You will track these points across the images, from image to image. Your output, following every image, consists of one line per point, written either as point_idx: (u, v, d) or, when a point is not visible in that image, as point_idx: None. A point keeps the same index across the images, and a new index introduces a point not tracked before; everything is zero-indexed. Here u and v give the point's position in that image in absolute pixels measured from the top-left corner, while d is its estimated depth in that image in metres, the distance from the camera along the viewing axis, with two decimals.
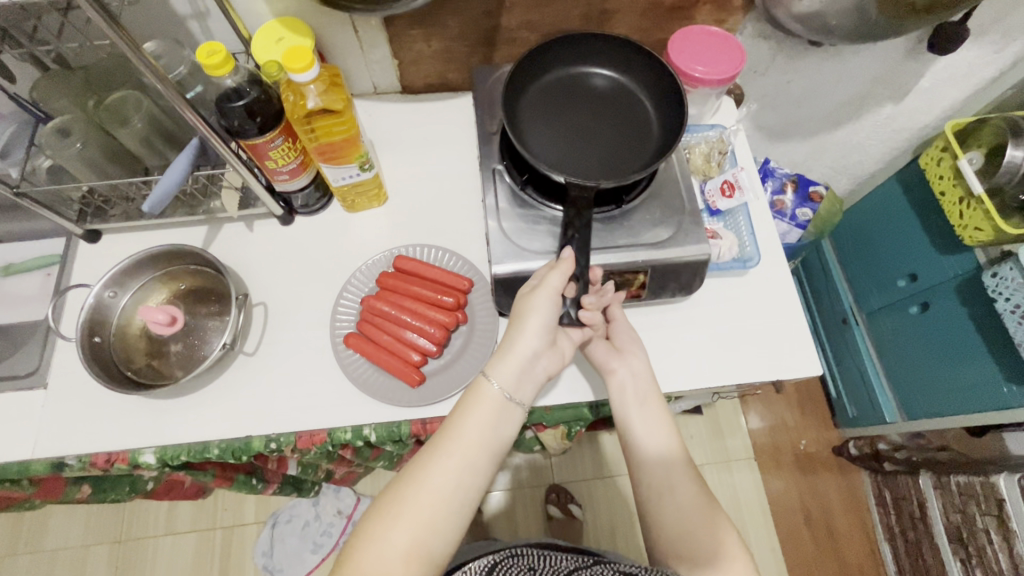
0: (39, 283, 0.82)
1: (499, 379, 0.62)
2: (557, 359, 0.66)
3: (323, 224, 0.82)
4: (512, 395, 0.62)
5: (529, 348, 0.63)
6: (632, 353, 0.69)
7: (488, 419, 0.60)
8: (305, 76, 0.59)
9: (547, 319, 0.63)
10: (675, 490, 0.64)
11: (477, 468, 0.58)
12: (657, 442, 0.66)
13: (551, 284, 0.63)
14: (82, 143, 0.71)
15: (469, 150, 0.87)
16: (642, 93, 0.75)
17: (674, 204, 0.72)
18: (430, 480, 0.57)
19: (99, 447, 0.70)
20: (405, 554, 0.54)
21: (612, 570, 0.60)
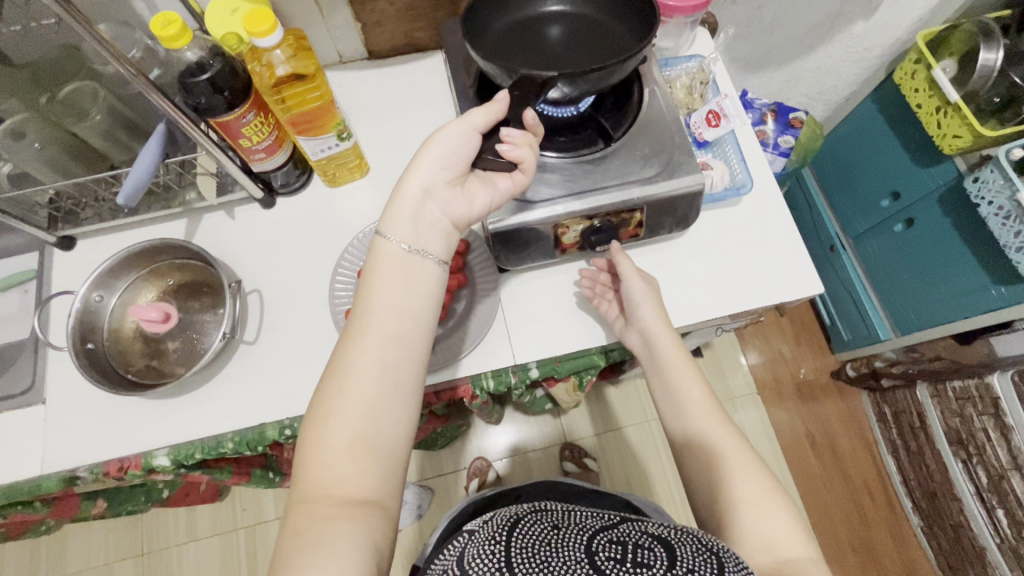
0: (18, 300, 0.79)
1: (394, 232, 0.56)
2: (465, 204, 0.59)
3: (306, 202, 0.79)
4: (413, 246, 0.55)
5: (418, 183, 0.57)
6: (647, 302, 0.69)
7: (397, 279, 0.54)
8: (269, 41, 0.56)
9: (452, 151, 0.58)
10: (707, 436, 0.64)
11: (403, 333, 0.52)
12: (688, 391, 0.66)
13: (472, 119, 0.58)
14: (41, 143, 0.67)
15: (447, 112, 0.84)
16: (610, 20, 0.69)
17: (663, 137, 0.70)
18: (358, 364, 0.50)
19: (109, 455, 0.68)
20: (350, 451, 0.47)
21: (640, 532, 0.58)
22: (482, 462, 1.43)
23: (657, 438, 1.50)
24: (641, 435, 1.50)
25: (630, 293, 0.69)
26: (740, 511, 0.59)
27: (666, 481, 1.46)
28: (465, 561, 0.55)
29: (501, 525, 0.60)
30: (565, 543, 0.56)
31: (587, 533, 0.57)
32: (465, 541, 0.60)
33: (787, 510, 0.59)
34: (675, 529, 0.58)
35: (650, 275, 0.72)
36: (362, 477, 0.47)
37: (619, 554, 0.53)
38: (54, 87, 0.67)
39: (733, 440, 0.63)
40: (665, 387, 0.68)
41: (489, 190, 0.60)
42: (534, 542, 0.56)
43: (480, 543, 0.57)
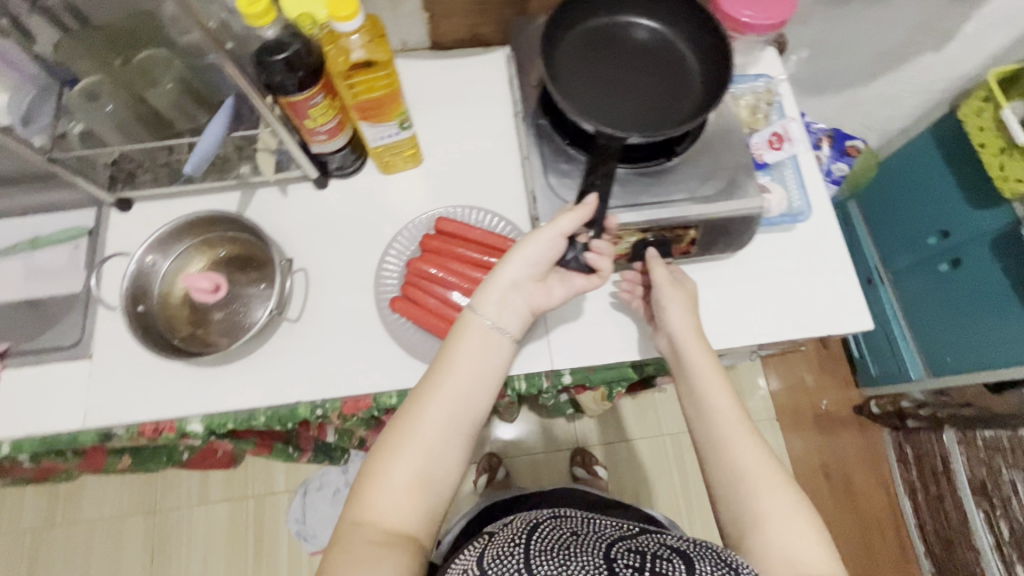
0: (68, 254, 0.90)
1: (483, 307, 0.57)
2: (543, 295, 0.60)
3: (358, 186, 0.79)
4: (496, 322, 0.56)
5: (509, 276, 0.58)
6: (679, 309, 0.67)
7: (477, 349, 0.55)
8: (350, 25, 0.56)
9: (542, 252, 0.58)
10: (733, 448, 0.61)
11: (474, 396, 0.54)
12: (716, 401, 0.63)
13: (562, 225, 0.58)
14: (113, 105, 0.69)
15: (504, 109, 0.84)
16: (683, 43, 0.68)
17: (726, 155, 0.70)
18: (429, 414, 0.52)
19: (145, 415, 0.70)
20: (407, 491, 0.50)
21: (659, 542, 0.56)
22: (492, 459, 1.42)
23: (668, 453, 1.49)
24: (653, 449, 1.49)
25: (663, 297, 0.68)
26: (764, 527, 0.57)
27: (675, 497, 1.45)
28: (484, 562, 0.54)
29: (521, 528, 0.59)
30: (582, 549, 0.54)
31: (605, 540, 0.56)
32: (483, 541, 0.59)
33: (813, 529, 0.58)
34: (693, 542, 0.56)
35: (686, 280, 0.70)
36: (412, 515, 0.50)
37: (637, 562, 0.52)
38: (131, 53, 0.68)
39: (759, 453, 0.61)
40: (691, 396, 0.66)
41: (567, 286, 0.61)
42: (552, 547, 0.54)
43: (499, 545, 0.56)
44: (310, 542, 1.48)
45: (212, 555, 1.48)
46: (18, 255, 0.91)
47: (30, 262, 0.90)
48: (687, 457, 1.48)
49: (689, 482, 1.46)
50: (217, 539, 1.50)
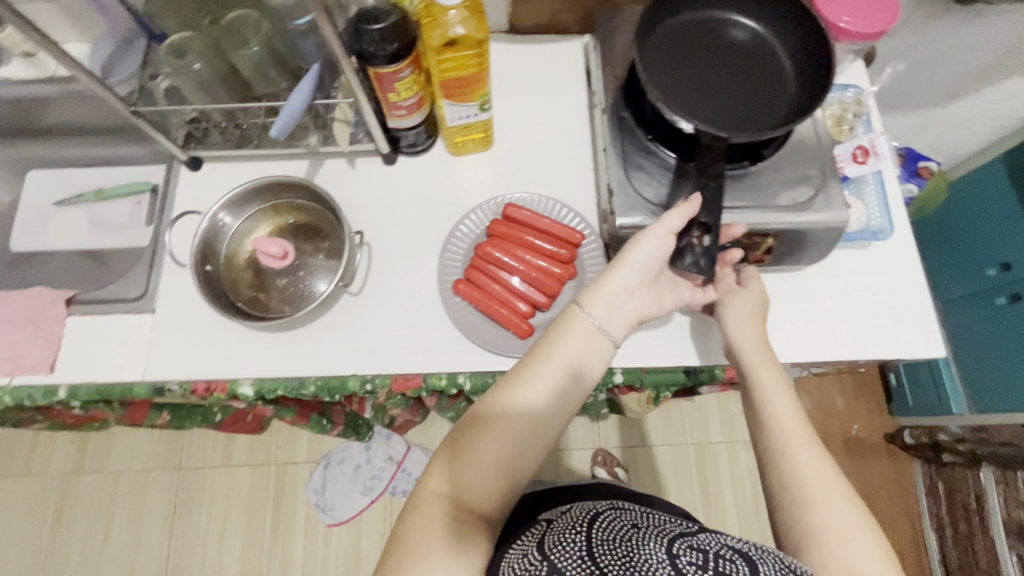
0: (130, 209, 0.92)
1: (592, 306, 0.58)
2: (654, 303, 0.62)
3: (426, 165, 0.79)
4: (602, 323, 0.58)
5: (620, 280, 0.59)
6: (741, 320, 0.65)
7: (580, 346, 0.56)
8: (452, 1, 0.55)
9: (651, 255, 0.58)
10: (793, 457, 0.58)
11: (569, 392, 0.55)
12: (775, 409, 0.60)
13: (670, 224, 0.58)
14: (200, 63, 0.68)
15: (578, 99, 0.82)
16: (780, 43, 0.66)
17: (812, 163, 0.67)
18: (525, 401, 0.53)
19: (200, 374, 0.70)
20: (492, 471, 0.52)
21: (720, 541, 0.53)
22: None
23: (691, 462, 1.46)
24: (675, 457, 1.46)
25: (726, 308, 0.66)
26: (825, 541, 0.54)
27: (694, 508, 1.41)
28: (547, 548, 0.54)
29: (579, 516, 0.58)
30: (642, 541, 0.53)
31: (666, 535, 0.54)
32: (542, 528, 0.59)
33: (880, 548, 0.53)
34: (755, 544, 0.53)
35: (751, 287, 0.67)
36: (492, 495, 0.52)
37: (701, 560, 0.49)
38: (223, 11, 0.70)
39: (821, 465, 0.57)
40: (749, 402, 0.63)
41: (675, 295, 0.64)
42: (614, 539, 0.54)
43: (561, 532, 0.56)
44: (328, 514, 1.50)
45: (231, 517, 1.50)
46: (83, 206, 0.92)
47: (94, 214, 0.92)
48: (709, 469, 1.44)
49: (710, 494, 1.43)
50: (238, 502, 1.52)
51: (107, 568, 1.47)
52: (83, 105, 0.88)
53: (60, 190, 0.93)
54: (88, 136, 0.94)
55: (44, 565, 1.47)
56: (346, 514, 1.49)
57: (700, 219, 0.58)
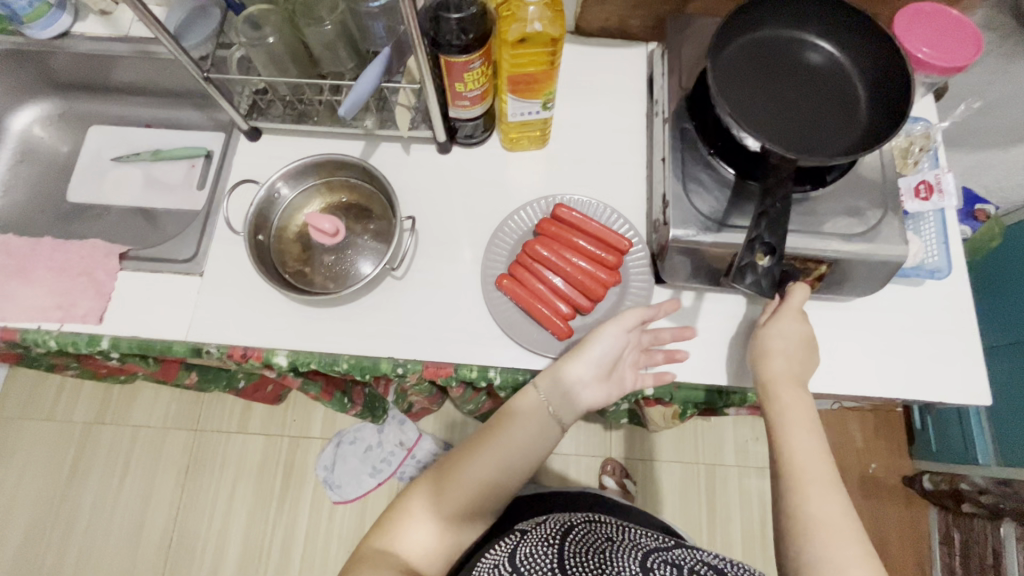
0: (184, 172, 0.94)
1: (547, 393, 0.67)
2: (603, 396, 0.67)
3: (479, 158, 0.79)
4: (554, 409, 0.67)
5: (578, 373, 0.66)
6: (777, 354, 0.63)
7: (531, 429, 0.66)
8: None
9: (605, 352, 0.66)
10: (805, 492, 0.56)
11: (514, 468, 0.65)
12: (793, 444, 0.59)
13: (626, 321, 0.66)
14: (275, 38, 0.68)
15: (636, 107, 0.82)
16: (856, 68, 0.65)
17: (875, 194, 0.66)
18: (473, 473, 0.63)
19: (240, 339, 0.71)
20: (436, 532, 0.62)
21: (694, 557, 0.56)
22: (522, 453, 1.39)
23: (700, 482, 1.43)
24: (684, 475, 1.44)
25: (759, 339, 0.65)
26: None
27: (699, 529, 1.39)
28: (518, 559, 0.55)
29: (555, 530, 0.60)
30: (618, 555, 0.55)
31: (641, 550, 0.57)
32: (515, 538, 0.60)
33: None
34: (730, 563, 0.56)
35: (789, 319, 0.64)
36: (434, 554, 0.61)
37: None
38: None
39: (832, 501, 0.55)
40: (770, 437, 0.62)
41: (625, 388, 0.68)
42: (586, 553, 0.56)
43: (533, 543, 0.58)
44: (334, 491, 1.52)
45: (241, 483, 1.53)
46: (139, 163, 0.95)
47: (150, 172, 0.94)
48: (718, 492, 1.42)
49: (716, 516, 1.40)
50: (249, 469, 1.55)
51: (117, 518, 1.51)
52: (151, 67, 0.91)
53: (119, 146, 0.96)
54: (151, 97, 0.97)
55: (59, 508, 1.52)
56: (353, 493, 1.51)
57: (764, 238, 0.54)
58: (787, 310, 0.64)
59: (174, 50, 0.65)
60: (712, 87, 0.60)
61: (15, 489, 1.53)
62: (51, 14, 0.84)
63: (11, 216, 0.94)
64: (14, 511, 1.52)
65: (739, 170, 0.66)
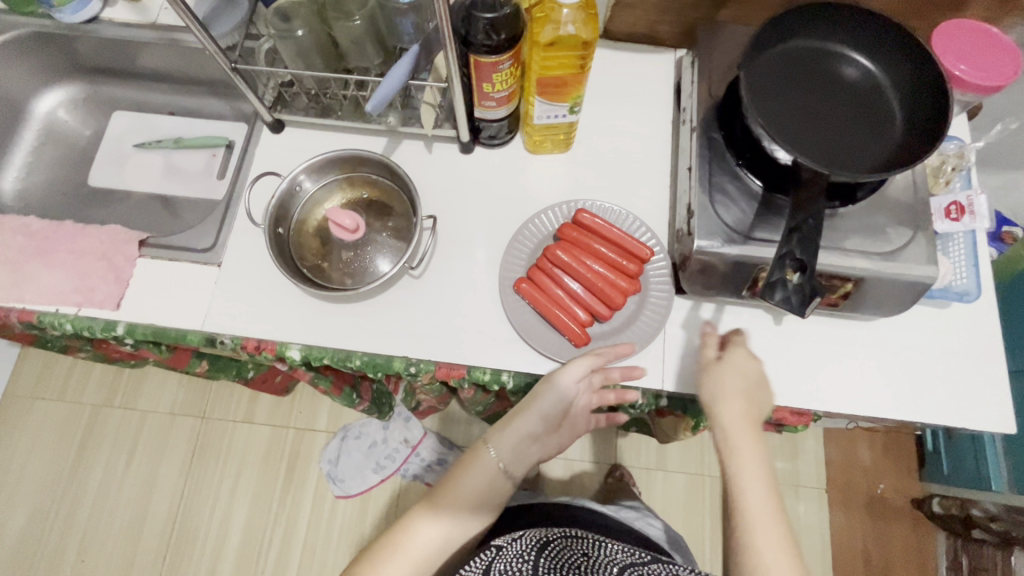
0: (204, 161, 0.94)
1: (497, 447, 0.66)
2: (552, 444, 0.69)
3: (501, 159, 0.78)
4: (508, 465, 0.66)
5: (525, 428, 0.66)
6: (731, 399, 0.61)
7: (482, 483, 0.66)
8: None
9: (555, 402, 0.65)
10: (756, 550, 0.54)
11: (467, 525, 0.65)
12: (747, 494, 0.57)
13: (573, 372, 0.65)
14: (304, 31, 0.68)
15: (662, 114, 0.81)
16: (891, 83, 0.63)
17: (904, 214, 0.65)
18: (424, 533, 0.63)
19: (255, 332, 0.71)
20: None
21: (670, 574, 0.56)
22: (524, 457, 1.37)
23: (705, 494, 1.41)
24: (689, 487, 1.42)
25: (706, 379, 0.64)
26: None
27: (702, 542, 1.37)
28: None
29: (532, 545, 0.61)
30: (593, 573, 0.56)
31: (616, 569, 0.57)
32: (491, 553, 0.60)
33: None
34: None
35: (735, 360, 0.63)
36: None
37: None
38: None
39: (782, 559, 0.54)
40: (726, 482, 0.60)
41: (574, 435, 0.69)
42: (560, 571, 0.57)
43: (509, 561, 0.58)
44: (337, 485, 1.51)
45: (245, 473, 1.54)
46: (160, 151, 0.95)
47: (171, 160, 0.95)
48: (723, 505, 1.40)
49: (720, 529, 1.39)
50: (253, 459, 1.55)
51: (121, 502, 1.52)
52: (177, 54, 0.90)
53: (141, 133, 0.96)
54: (175, 85, 0.97)
55: (64, 490, 1.53)
56: (355, 489, 1.51)
57: (794, 253, 0.51)
58: (738, 350, 0.64)
59: (203, 39, 0.65)
60: (743, 94, 0.59)
61: (21, 469, 1.54)
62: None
63: (31, 198, 0.94)
64: (20, 490, 1.53)
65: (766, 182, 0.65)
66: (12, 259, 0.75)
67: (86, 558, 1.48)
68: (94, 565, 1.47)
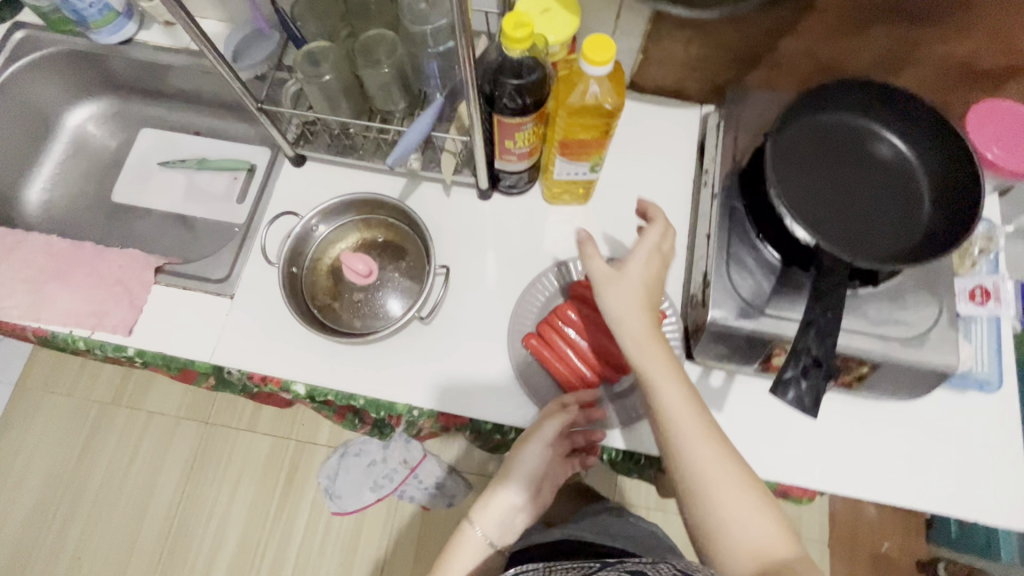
0: (226, 183, 0.95)
1: (482, 525, 0.66)
2: (537, 506, 0.69)
3: (519, 208, 0.78)
4: (493, 539, 0.66)
5: (507, 502, 0.66)
6: (633, 312, 0.58)
7: (471, 559, 0.66)
8: (600, 70, 0.55)
9: (531, 472, 0.64)
10: (689, 453, 0.53)
11: None
12: (669, 406, 0.55)
13: (545, 434, 0.63)
14: (331, 75, 0.68)
15: (685, 170, 0.80)
16: (919, 164, 0.62)
17: (926, 298, 0.64)
18: None
19: (262, 367, 0.71)
20: None
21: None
22: None
23: None
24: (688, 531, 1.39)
25: (605, 292, 0.60)
26: None
27: None
28: None
29: None
30: None
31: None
32: None
33: None
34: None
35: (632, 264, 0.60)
36: None
37: None
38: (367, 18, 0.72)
39: (716, 453, 0.53)
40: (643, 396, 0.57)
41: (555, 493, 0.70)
42: None
43: None
44: (334, 501, 1.51)
45: (243, 481, 1.54)
46: (183, 170, 0.96)
47: (193, 180, 0.96)
48: None
49: None
50: (253, 468, 1.55)
51: (120, 502, 1.53)
52: (207, 78, 0.92)
53: (166, 151, 0.97)
54: (203, 106, 0.98)
55: (66, 486, 1.54)
56: (352, 506, 1.50)
57: (812, 351, 0.48)
58: (639, 252, 0.61)
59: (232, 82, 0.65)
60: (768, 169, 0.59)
61: (26, 462, 1.56)
62: (118, 22, 0.86)
63: (55, 210, 0.96)
64: (23, 484, 1.55)
65: (784, 257, 0.64)
66: (32, 278, 0.76)
67: (82, 555, 1.49)
68: (89, 563, 1.48)
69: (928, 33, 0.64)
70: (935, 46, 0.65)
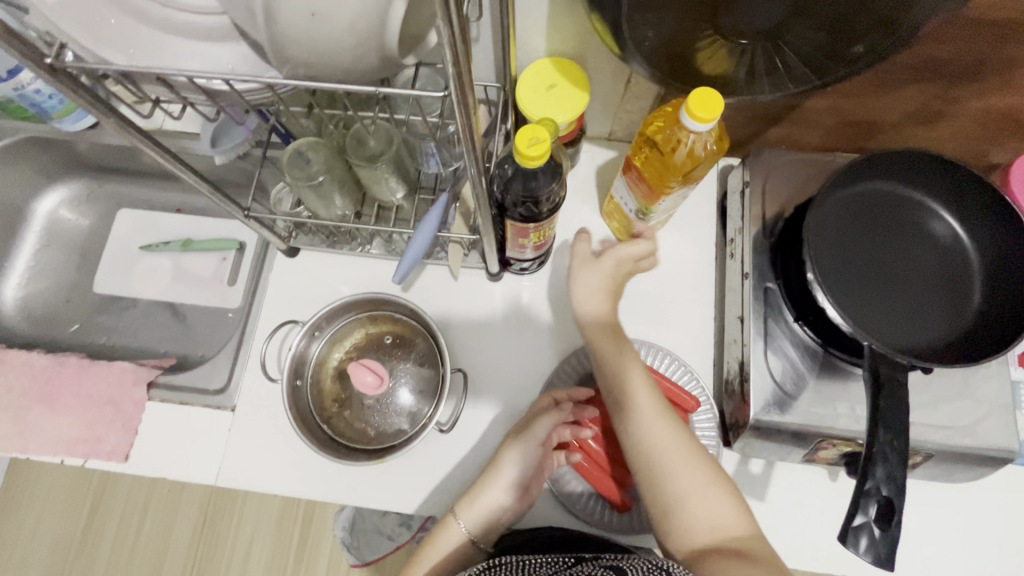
0: (215, 265, 0.88)
1: (468, 521, 0.60)
2: (525, 508, 0.62)
3: (533, 287, 0.73)
4: (479, 537, 0.61)
5: (493, 501, 0.60)
6: (597, 296, 0.62)
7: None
8: (694, 123, 0.51)
9: (519, 471, 0.60)
10: (641, 429, 0.55)
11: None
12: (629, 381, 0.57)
13: (536, 428, 0.60)
14: (325, 176, 0.64)
15: (707, 233, 0.74)
16: (969, 240, 0.58)
17: (984, 378, 0.59)
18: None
19: (272, 487, 0.66)
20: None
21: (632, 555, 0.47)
22: None
23: None
24: None
25: (576, 274, 0.64)
26: None
27: None
28: None
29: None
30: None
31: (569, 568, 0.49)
32: None
33: None
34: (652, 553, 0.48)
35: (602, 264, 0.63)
36: None
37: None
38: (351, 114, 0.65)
39: (666, 429, 0.55)
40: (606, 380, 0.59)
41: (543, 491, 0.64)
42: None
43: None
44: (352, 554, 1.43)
45: (258, 540, 1.45)
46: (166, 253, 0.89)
47: (179, 264, 0.89)
48: None
49: None
50: (267, 524, 1.47)
51: None
52: None
53: (145, 233, 0.91)
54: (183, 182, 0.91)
55: None
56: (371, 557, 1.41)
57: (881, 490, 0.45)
58: (611, 254, 0.64)
59: (224, 204, 0.59)
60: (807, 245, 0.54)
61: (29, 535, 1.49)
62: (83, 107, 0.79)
63: (34, 306, 0.90)
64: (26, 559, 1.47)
65: (826, 343, 0.59)
66: (14, 404, 0.71)
67: None
68: None
69: (970, 91, 0.58)
70: (978, 101, 0.59)
